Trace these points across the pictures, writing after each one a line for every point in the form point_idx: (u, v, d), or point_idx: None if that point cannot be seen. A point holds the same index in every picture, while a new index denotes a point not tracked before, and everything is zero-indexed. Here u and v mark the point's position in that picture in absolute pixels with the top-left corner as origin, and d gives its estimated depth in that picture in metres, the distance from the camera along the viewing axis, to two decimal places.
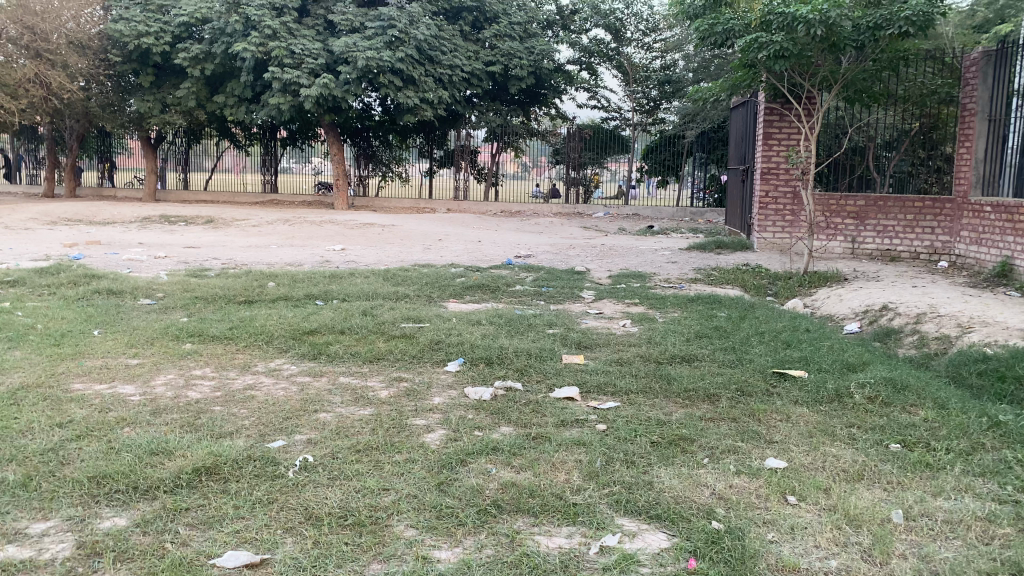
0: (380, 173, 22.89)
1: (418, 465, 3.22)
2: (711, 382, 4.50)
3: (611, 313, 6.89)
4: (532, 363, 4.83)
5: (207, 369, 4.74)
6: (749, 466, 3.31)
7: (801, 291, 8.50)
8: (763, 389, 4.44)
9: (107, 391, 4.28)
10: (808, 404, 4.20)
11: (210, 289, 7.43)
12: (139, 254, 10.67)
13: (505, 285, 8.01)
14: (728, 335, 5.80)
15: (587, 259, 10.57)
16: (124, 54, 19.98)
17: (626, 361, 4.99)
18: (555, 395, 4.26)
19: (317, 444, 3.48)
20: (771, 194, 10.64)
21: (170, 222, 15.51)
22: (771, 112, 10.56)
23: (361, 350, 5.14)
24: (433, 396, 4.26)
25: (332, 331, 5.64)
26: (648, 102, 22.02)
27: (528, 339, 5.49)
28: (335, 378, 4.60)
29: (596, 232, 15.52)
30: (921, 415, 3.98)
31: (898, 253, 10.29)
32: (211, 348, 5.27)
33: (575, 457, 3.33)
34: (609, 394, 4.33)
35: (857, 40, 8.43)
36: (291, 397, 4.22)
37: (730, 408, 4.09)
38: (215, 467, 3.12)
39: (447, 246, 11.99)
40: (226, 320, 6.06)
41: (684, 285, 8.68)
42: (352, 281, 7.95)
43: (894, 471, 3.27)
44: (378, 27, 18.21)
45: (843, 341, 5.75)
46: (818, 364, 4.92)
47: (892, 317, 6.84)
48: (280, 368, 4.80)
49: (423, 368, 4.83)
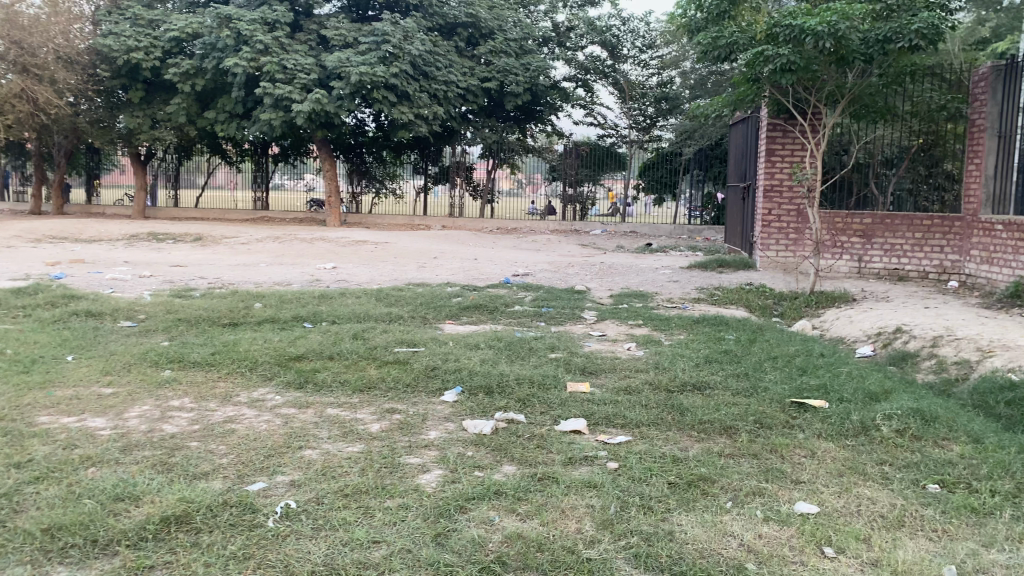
0: (373, 189, 22.73)
1: (412, 514, 2.90)
2: (726, 413, 4.20)
3: (614, 335, 6.60)
4: (536, 392, 4.51)
5: (186, 400, 4.41)
6: (778, 511, 3.00)
7: (809, 311, 8.22)
8: (783, 421, 4.13)
9: (74, 424, 3.95)
10: (832, 438, 3.89)
11: (194, 310, 7.11)
12: (124, 272, 10.37)
13: (504, 305, 7.73)
14: (739, 360, 5.51)
15: (585, 277, 10.30)
16: (114, 70, 19.67)
17: (635, 390, 4.67)
18: (562, 428, 3.95)
19: (302, 488, 3.16)
20: (773, 212, 10.39)
21: (158, 240, 15.16)
22: (774, 128, 10.29)
23: (351, 378, 4.82)
24: (429, 430, 3.95)
25: (320, 356, 5.33)
26: (645, 120, 21.80)
27: (529, 365, 5.18)
28: (322, 410, 4.28)
29: (595, 249, 15.26)
30: (956, 451, 3.68)
31: (906, 272, 10.01)
32: (192, 375, 4.93)
33: (587, 502, 3.02)
34: (619, 426, 4.02)
35: (866, 54, 8.20)
36: (274, 431, 3.90)
37: (749, 442, 3.79)
38: (186, 516, 2.77)
39: (440, 263, 11.71)
40: (208, 344, 5.74)
41: (687, 305, 8.39)
42: (342, 302, 7.64)
43: (937, 517, 2.96)
44: (371, 42, 17.99)
45: (861, 367, 5.45)
46: (839, 392, 4.62)
47: (907, 340, 6.55)
48: (264, 399, 4.47)
49: (418, 398, 4.50)
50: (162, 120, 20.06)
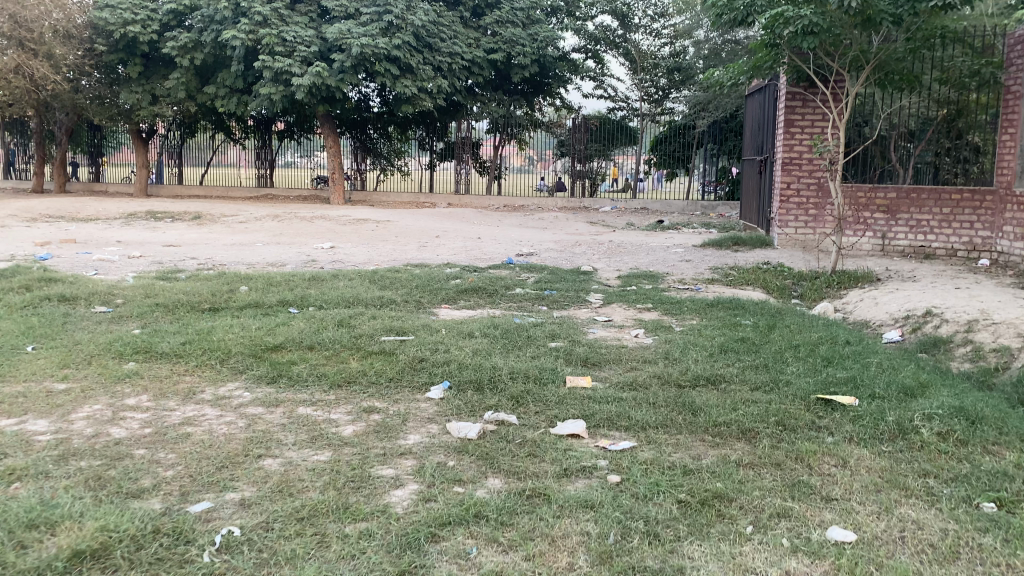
0: (379, 166, 22.17)
1: (375, 545, 2.46)
2: (744, 414, 3.72)
3: (621, 320, 6.12)
4: (531, 389, 4.04)
5: (143, 398, 3.99)
6: (807, 541, 2.54)
7: (830, 293, 7.71)
8: (808, 422, 3.66)
9: (11, 428, 3.51)
10: (867, 444, 3.42)
11: (174, 294, 6.67)
12: (113, 253, 9.97)
13: (504, 288, 7.24)
14: (756, 349, 5.02)
15: (593, 257, 9.79)
16: (110, 44, 19.15)
17: (642, 385, 4.21)
18: (557, 432, 3.50)
19: (251, 510, 2.72)
20: (792, 186, 9.84)
21: (156, 219, 14.77)
22: (793, 97, 9.74)
23: (329, 371, 4.37)
24: (407, 434, 3.49)
25: (299, 346, 4.87)
26: (655, 91, 21.20)
27: (526, 357, 4.69)
28: (293, 409, 3.83)
29: (603, 227, 14.73)
30: (1011, 460, 3.20)
31: (933, 250, 9.48)
32: (155, 368, 4.50)
33: (582, 528, 2.57)
34: (623, 429, 3.57)
35: (895, 14, 7.65)
36: (232, 436, 3.46)
37: (769, 450, 3.32)
38: (105, 552, 2.35)
39: (444, 242, 11.30)
40: (181, 332, 5.30)
41: (701, 287, 7.87)
42: (333, 284, 7.22)
43: (999, 548, 2.49)
44: (373, 13, 17.42)
45: (892, 357, 4.94)
46: (869, 388, 4.12)
47: (938, 324, 6.05)
48: (230, 397, 4.04)
49: (400, 395, 4.05)
50: (161, 96, 19.64)
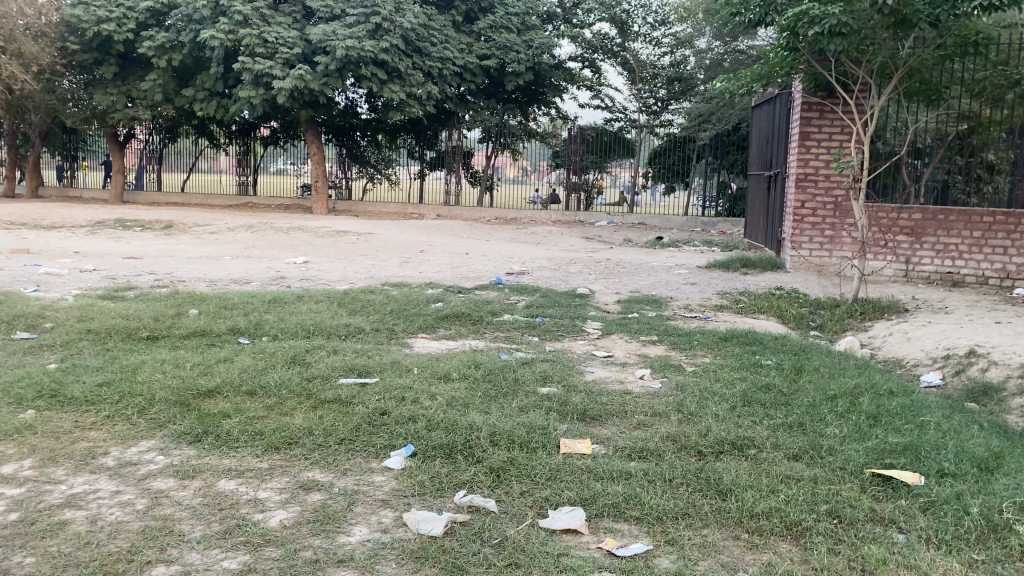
0: (366, 174, 21.42)
1: None
2: (787, 500, 2.91)
3: (624, 356, 5.32)
4: (517, 458, 3.23)
5: (25, 465, 3.15)
6: None
7: (853, 324, 6.95)
8: (868, 511, 2.86)
9: None
10: (956, 552, 2.58)
11: (112, 318, 5.82)
12: (64, 266, 9.12)
13: (491, 314, 6.43)
14: (786, 401, 4.20)
15: (589, 277, 9.00)
16: (84, 43, 18.32)
17: (654, 452, 3.40)
18: (550, 525, 2.70)
19: None
20: (807, 205, 9.09)
21: (124, 227, 13.93)
22: (809, 107, 9.01)
23: (267, 429, 3.52)
24: (353, 528, 2.66)
25: (237, 392, 4.04)
26: (655, 102, 20.22)
27: (513, 410, 3.88)
28: (211, 484, 3.00)
29: (599, 243, 13.91)
30: None
31: (961, 277, 8.77)
32: (55, 421, 3.63)
33: None
34: (633, 521, 2.76)
35: (933, 15, 6.88)
36: (120, 529, 2.62)
37: (827, 559, 2.51)
38: None
39: (428, 258, 10.48)
40: (102, 369, 4.46)
41: (710, 315, 7.07)
42: (296, 308, 6.41)
43: None
44: (360, 14, 16.68)
45: (945, 413, 4.12)
46: (935, 461, 3.32)
47: (986, 367, 5.26)
48: (138, 463, 3.20)
49: (351, 464, 3.22)
50: (137, 98, 18.84)
